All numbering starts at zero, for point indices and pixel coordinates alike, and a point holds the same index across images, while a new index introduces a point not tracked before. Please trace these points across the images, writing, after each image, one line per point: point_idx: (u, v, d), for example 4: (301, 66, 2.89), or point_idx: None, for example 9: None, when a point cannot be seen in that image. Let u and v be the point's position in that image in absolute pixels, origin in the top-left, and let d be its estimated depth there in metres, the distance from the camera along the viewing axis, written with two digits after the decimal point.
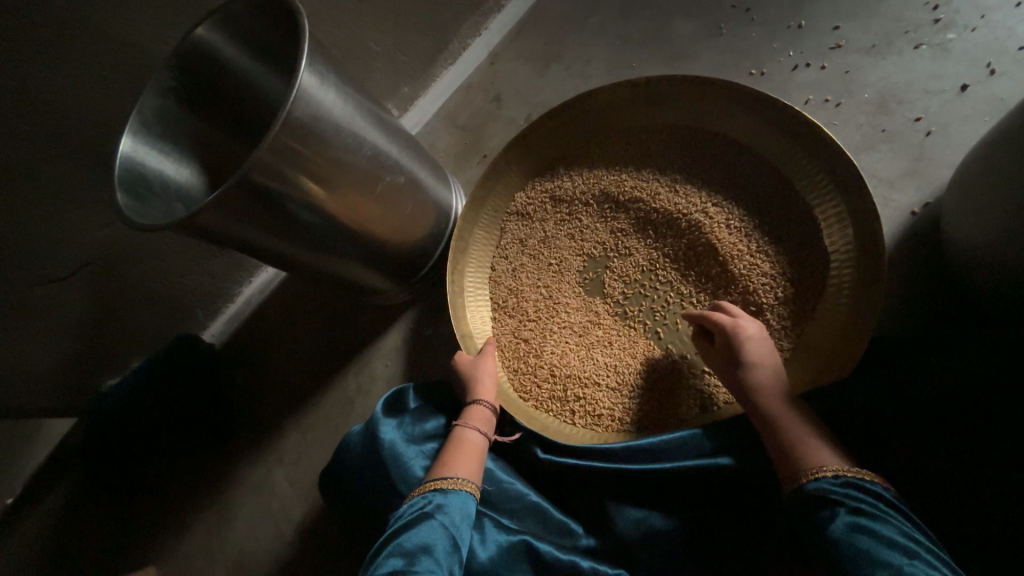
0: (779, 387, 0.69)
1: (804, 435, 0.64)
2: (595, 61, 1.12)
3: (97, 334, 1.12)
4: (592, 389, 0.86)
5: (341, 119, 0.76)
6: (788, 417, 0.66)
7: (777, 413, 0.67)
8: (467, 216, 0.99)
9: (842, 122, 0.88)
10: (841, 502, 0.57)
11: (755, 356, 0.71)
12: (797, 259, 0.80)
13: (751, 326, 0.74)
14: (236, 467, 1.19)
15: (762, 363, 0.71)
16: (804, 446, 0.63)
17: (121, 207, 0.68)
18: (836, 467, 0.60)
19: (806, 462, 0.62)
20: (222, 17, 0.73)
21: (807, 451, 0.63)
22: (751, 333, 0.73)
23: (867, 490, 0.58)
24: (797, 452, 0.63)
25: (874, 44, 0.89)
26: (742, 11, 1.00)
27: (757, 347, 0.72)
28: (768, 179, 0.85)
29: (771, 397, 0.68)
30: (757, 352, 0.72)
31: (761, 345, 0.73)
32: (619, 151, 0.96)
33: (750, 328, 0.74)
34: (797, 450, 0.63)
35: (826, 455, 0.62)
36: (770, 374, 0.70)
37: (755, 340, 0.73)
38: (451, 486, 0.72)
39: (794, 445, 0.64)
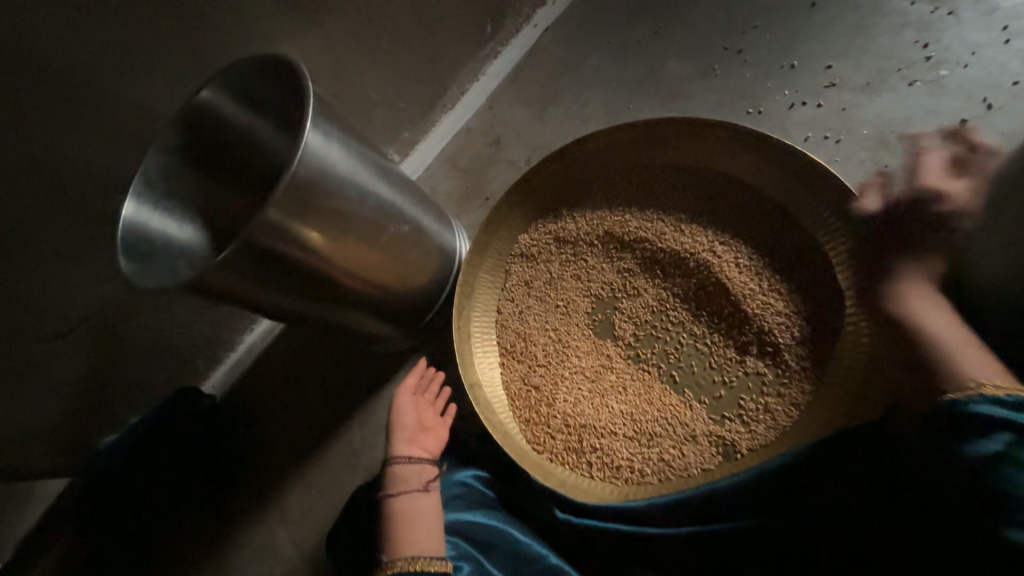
0: (913, 296, 0.67)
1: (954, 346, 0.62)
2: (592, 103, 1.14)
3: (94, 392, 1.09)
4: (609, 437, 0.83)
5: (346, 174, 0.76)
6: (933, 325, 0.65)
7: (923, 324, 0.65)
8: (472, 260, 0.97)
9: (844, 157, 0.88)
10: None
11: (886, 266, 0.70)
12: (811, 298, 0.80)
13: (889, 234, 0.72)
14: (237, 528, 1.15)
15: (905, 272, 0.69)
16: (950, 354, 0.62)
17: (126, 272, 0.68)
18: (991, 380, 0.58)
19: (954, 371, 0.61)
20: (226, 81, 0.73)
21: (958, 363, 0.61)
22: (888, 241, 0.71)
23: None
24: (948, 361, 0.62)
25: (868, 82, 0.91)
26: (734, 52, 1.03)
27: (880, 261, 0.71)
28: (775, 217, 0.85)
29: (919, 299, 0.67)
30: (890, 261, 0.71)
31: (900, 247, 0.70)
32: (622, 192, 0.96)
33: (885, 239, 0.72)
34: (945, 360, 0.62)
35: (977, 366, 0.60)
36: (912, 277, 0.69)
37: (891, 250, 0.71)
38: (398, 566, 0.75)
39: (947, 352, 0.62)
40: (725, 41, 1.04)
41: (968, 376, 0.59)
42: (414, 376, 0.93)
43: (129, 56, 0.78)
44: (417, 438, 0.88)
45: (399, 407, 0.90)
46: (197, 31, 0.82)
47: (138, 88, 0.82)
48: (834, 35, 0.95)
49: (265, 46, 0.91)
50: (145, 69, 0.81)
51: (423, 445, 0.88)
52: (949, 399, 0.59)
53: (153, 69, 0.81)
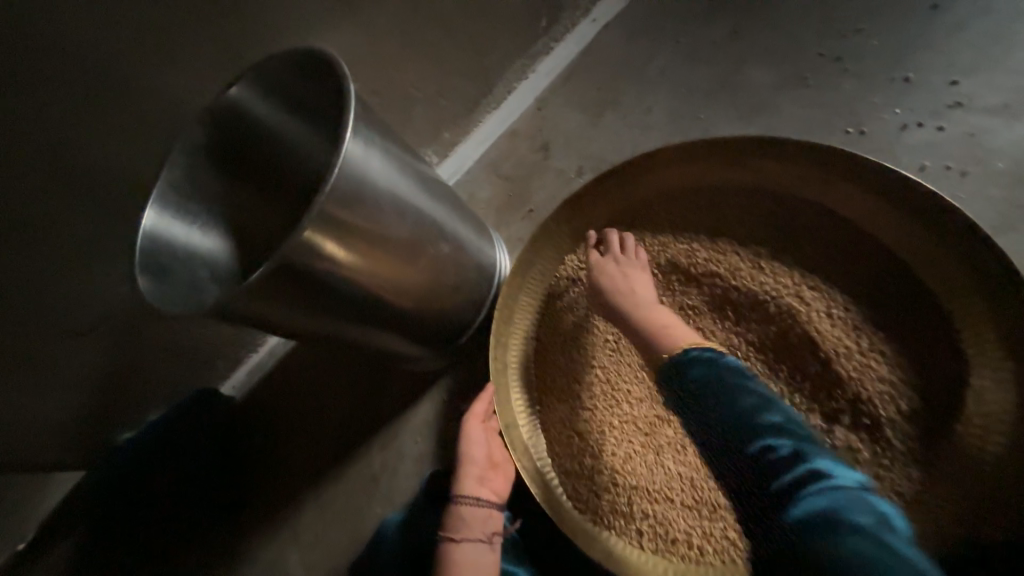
0: (649, 305, 0.77)
1: (670, 325, 0.74)
2: (656, 110, 1.02)
3: (110, 400, 1.00)
4: (657, 502, 0.74)
5: (386, 187, 0.67)
6: (665, 319, 0.75)
7: (656, 319, 0.75)
8: (512, 282, 0.86)
9: (970, 193, 0.75)
10: (723, 391, 0.62)
11: (641, 286, 0.79)
12: (920, 363, 0.67)
13: (613, 265, 0.82)
14: (248, 544, 1.09)
15: (642, 289, 0.79)
16: (663, 333, 0.73)
17: (143, 292, 0.60)
18: (695, 341, 0.70)
19: (664, 341, 0.72)
20: (256, 75, 0.65)
21: (667, 338, 0.72)
22: (626, 271, 0.81)
23: (707, 359, 0.66)
24: (662, 339, 0.72)
25: (1005, 103, 0.77)
26: (832, 60, 0.89)
27: (613, 284, 0.80)
28: (881, 262, 0.72)
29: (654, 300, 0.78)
30: (625, 285, 0.80)
31: (615, 274, 0.81)
32: (692, 216, 0.84)
33: (608, 270, 0.82)
34: (660, 337, 0.73)
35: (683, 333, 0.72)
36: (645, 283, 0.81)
37: (622, 276, 0.81)
38: None
39: (658, 333, 0.73)
40: (820, 46, 0.90)
41: (675, 345, 0.70)
42: (483, 403, 0.84)
43: (154, 43, 0.70)
44: (486, 477, 0.79)
45: (470, 436, 0.81)
46: (230, 18, 0.74)
47: (164, 78, 0.74)
48: (960, 46, 0.82)
49: (302, 35, 0.82)
50: (172, 57, 0.73)
51: (491, 486, 0.79)
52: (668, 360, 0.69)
53: (180, 57, 0.73)
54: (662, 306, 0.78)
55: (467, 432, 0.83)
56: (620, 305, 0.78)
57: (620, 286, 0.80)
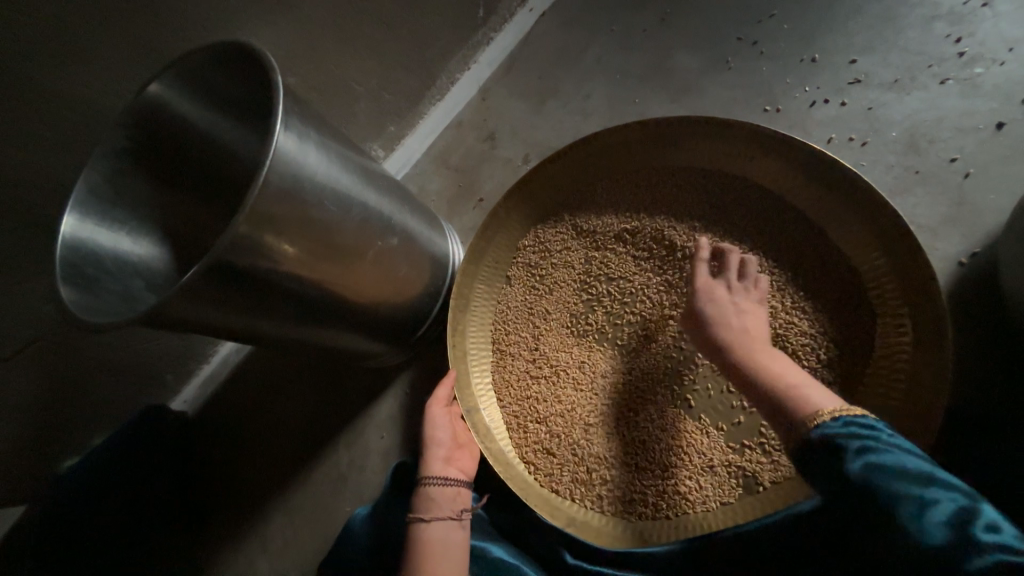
0: (756, 345, 0.68)
1: (796, 382, 0.60)
2: (594, 96, 1.05)
3: (49, 424, 0.93)
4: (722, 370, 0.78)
5: (327, 180, 0.66)
6: (774, 371, 0.63)
7: (777, 369, 0.63)
8: (467, 270, 0.88)
9: (870, 161, 0.83)
10: (886, 484, 0.45)
11: (748, 328, 0.71)
12: (838, 316, 0.74)
13: (727, 296, 0.74)
14: (214, 558, 1.06)
15: (756, 329, 0.71)
16: (798, 395, 0.58)
17: (68, 304, 0.57)
18: (839, 405, 0.55)
19: (794, 405, 0.57)
20: (178, 71, 0.62)
21: (802, 398, 0.58)
22: (747, 306, 0.73)
23: (870, 424, 0.51)
24: (795, 395, 0.58)
25: (896, 79, 0.85)
26: (749, 44, 0.95)
27: (725, 310, 0.72)
28: (799, 227, 0.79)
29: (760, 350, 0.67)
30: (749, 322, 0.71)
31: (727, 308, 0.73)
32: (631, 195, 0.88)
33: (720, 299, 0.73)
34: (795, 397, 0.58)
35: (819, 397, 0.57)
36: (763, 333, 0.71)
37: (732, 305, 0.73)
38: None
39: (789, 393, 0.59)
40: (739, 31, 0.97)
41: (812, 408, 0.55)
42: (445, 386, 0.82)
43: (67, 41, 0.66)
44: (453, 457, 0.79)
45: (433, 421, 0.81)
46: (147, 12, 0.71)
47: (78, 79, 0.69)
48: (858, 27, 0.89)
49: (228, 29, 0.79)
50: (86, 57, 0.69)
51: (459, 465, 0.79)
52: (807, 424, 0.54)
53: (96, 59, 0.70)
54: (773, 351, 0.68)
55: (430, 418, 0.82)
56: (729, 339, 0.70)
57: (747, 319, 0.71)
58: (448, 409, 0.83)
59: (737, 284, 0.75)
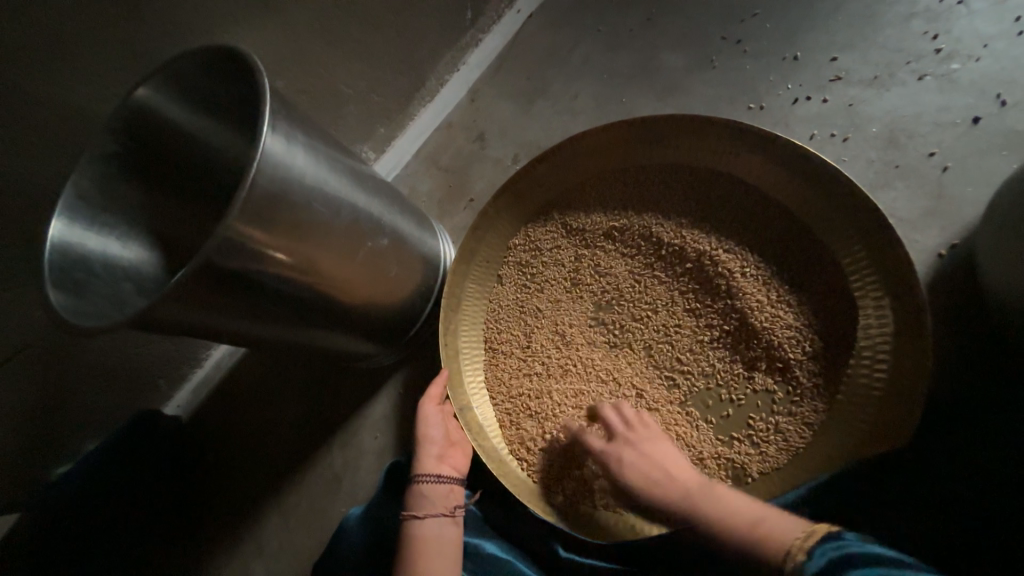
0: (697, 489, 0.67)
1: (759, 517, 0.60)
2: (582, 96, 1.06)
3: (40, 431, 0.93)
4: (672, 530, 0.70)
5: (315, 182, 0.66)
6: (734, 508, 0.62)
7: (731, 513, 0.62)
8: (458, 269, 0.89)
9: (851, 157, 0.85)
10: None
11: (668, 477, 0.69)
12: (822, 309, 0.76)
13: (631, 449, 0.72)
14: (209, 562, 1.06)
15: (682, 472, 0.69)
16: (765, 538, 0.57)
17: (57, 308, 0.57)
18: (802, 533, 0.55)
19: (768, 547, 0.56)
20: (166, 75, 0.63)
21: (769, 534, 0.57)
22: (645, 449, 0.72)
23: (839, 547, 0.51)
24: (765, 538, 0.57)
25: (876, 76, 0.87)
26: (733, 42, 0.97)
27: (633, 464, 0.71)
28: (783, 223, 0.80)
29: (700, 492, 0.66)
30: (651, 469, 0.70)
31: (636, 466, 0.71)
32: (619, 193, 0.89)
33: (630, 451, 0.72)
34: (757, 537, 0.58)
35: (779, 530, 0.57)
36: (684, 477, 0.69)
37: (637, 448, 0.72)
38: None
39: (754, 541, 0.58)
40: (723, 30, 0.98)
41: (782, 547, 0.55)
42: (438, 384, 0.83)
43: (55, 46, 0.67)
44: (446, 455, 0.80)
45: (425, 419, 0.81)
46: (133, 16, 0.71)
47: (66, 84, 0.70)
48: (839, 25, 0.91)
49: (217, 33, 0.80)
50: (73, 62, 0.69)
51: (452, 462, 0.79)
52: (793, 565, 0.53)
53: (83, 63, 0.70)
54: (718, 486, 0.67)
55: (423, 417, 0.83)
56: (659, 495, 0.68)
57: (646, 469, 0.70)
58: (441, 407, 0.83)
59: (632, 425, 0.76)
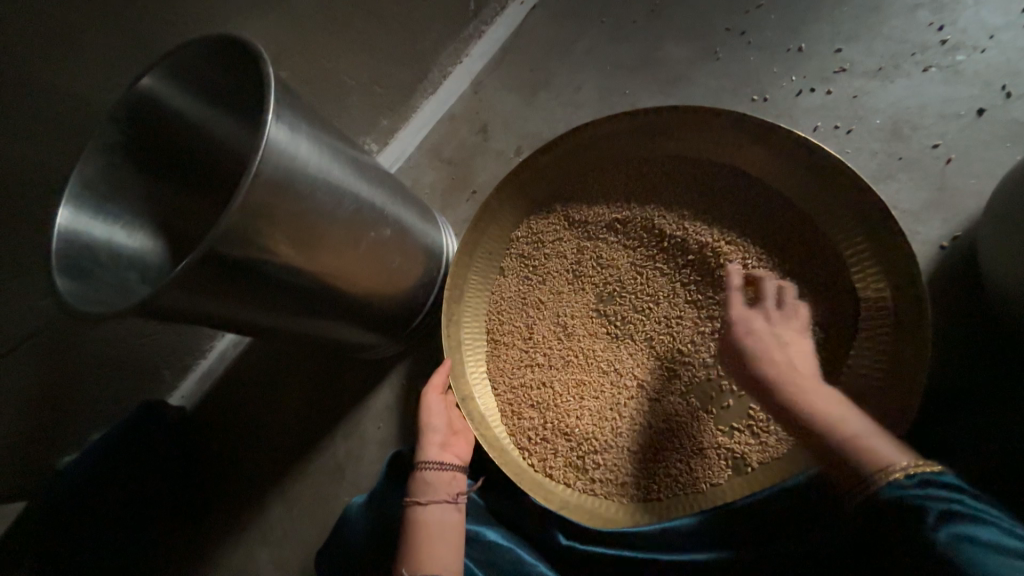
0: (813, 377, 0.64)
1: (870, 432, 0.57)
2: (585, 88, 1.06)
3: (47, 420, 0.94)
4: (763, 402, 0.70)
5: (319, 171, 0.66)
6: (841, 404, 0.61)
7: (845, 409, 0.60)
8: (460, 261, 0.89)
9: (855, 148, 0.84)
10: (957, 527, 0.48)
11: (796, 361, 0.65)
12: (823, 300, 0.76)
13: (766, 321, 0.70)
14: (214, 550, 1.07)
15: (805, 357, 0.66)
16: (866, 449, 0.56)
17: (65, 296, 0.58)
18: (911, 463, 0.54)
19: (869, 456, 0.55)
20: (170, 64, 0.63)
21: (875, 451, 0.55)
22: (779, 328, 0.69)
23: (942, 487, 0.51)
24: (867, 450, 0.56)
25: (880, 67, 0.87)
26: (738, 34, 0.96)
27: (766, 343, 0.67)
28: (785, 214, 0.80)
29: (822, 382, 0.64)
30: (793, 350, 0.66)
31: (769, 341, 0.68)
32: (621, 184, 0.89)
33: (758, 323, 0.70)
34: (859, 448, 0.56)
35: (886, 449, 0.56)
36: (808, 362, 0.66)
37: (774, 329, 0.69)
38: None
39: (857, 448, 0.56)
40: (727, 21, 0.98)
41: (884, 464, 0.54)
42: (440, 374, 0.83)
43: (59, 36, 0.67)
44: (449, 443, 0.80)
45: (428, 408, 0.82)
46: (137, 7, 0.71)
47: (70, 74, 0.70)
48: (844, 16, 0.90)
49: (220, 23, 0.80)
50: (78, 52, 0.69)
51: (454, 450, 0.80)
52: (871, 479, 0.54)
53: (87, 53, 0.70)
54: (826, 384, 0.65)
55: (426, 406, 0.83)
56: (782, 361, 0.65)
57: (789, 351, 0.66)
58: (444, 397, 0.84)
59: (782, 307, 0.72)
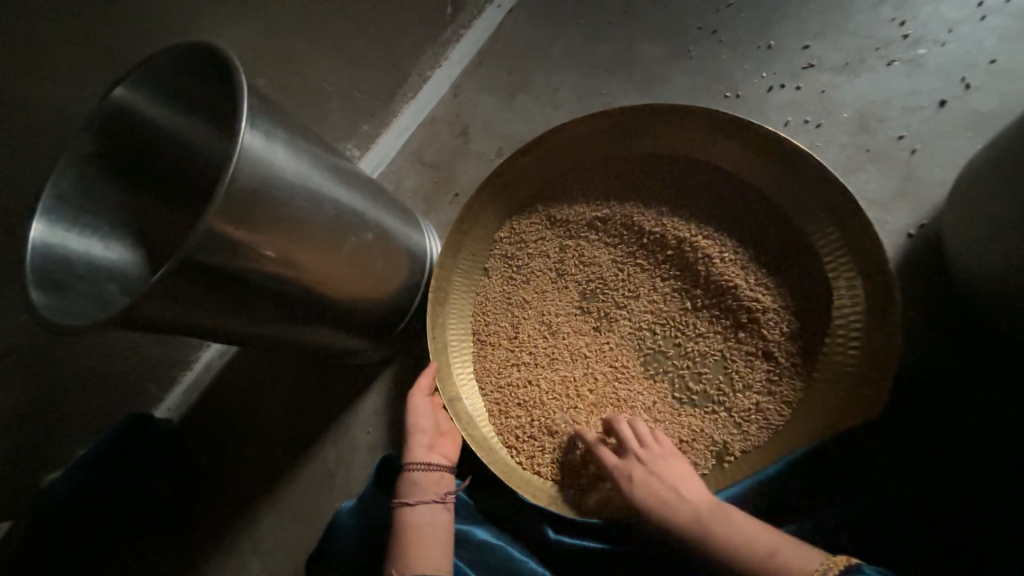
0: (710, 509, 0.65)
1: (775, 545, 0.60)
2: (564, 88, 1.07)
3: (29, 437, 0.92)
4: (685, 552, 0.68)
5: (297, 177, 0.66)
6: (744, 529, 0.62)
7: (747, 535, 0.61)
8: (444, 263, 0.90)
9: (825, 142, 0.87)
10: None
11: (683, 508, 0.66)
12: (798, 290, 0.78)
13: (643, 468, 0.71)
14: (205, 562, 1.06)
15: (693, 492, 0.67)
16: (780, 567, 0.58)
17: (40, 309, 0.58)
18: (823, 563, 0.57)
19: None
20: (143, 74, 0.63)
21: (787, 567, 0.58)
22: (656, 469, 0.70)
23: None
24: (784, 570, 0.58)
25: (847, 62, 0.89)
26: (709, 33, 0.98)
27: (647, 490, 0.69)
28: (759, 208, 0.82)
29: (718, 512, 0.64)
30: (666, 490, 0.68)
31: (649, 483, 0.69)
32: (600, 183, 0.90)
33: (638, 472, 0.71)
34: (776, 567, 0.58)
35: (800, 560, 0.58)
36: (694, 497, 0.67)
37: (655, 474, 0.70)
38: None
39: (770, 567, 0.58)
40: (699, 20, 1.00)
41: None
42: (427, 376, 0.84)
43: (28, 48, 0.66)
44: (436, 444, 0.81)
45: (415, 409, 0.82)
46: (109, 17, 0.71)
47: (42, 86, 0.69)
48: (811, 14, 0.93)
49: (194, 32, 0.80)
50: (49, 64, 0.69)
51: (442, 450, 0.81)
52: None
53: (59, 64, 0.69)
54: (726, 506, 0.65)
55: (413, 409, 0.84)
56: (670, 510, 0.66)
57: (660, 492, 0.68)
58: (431, 399, 0.84)
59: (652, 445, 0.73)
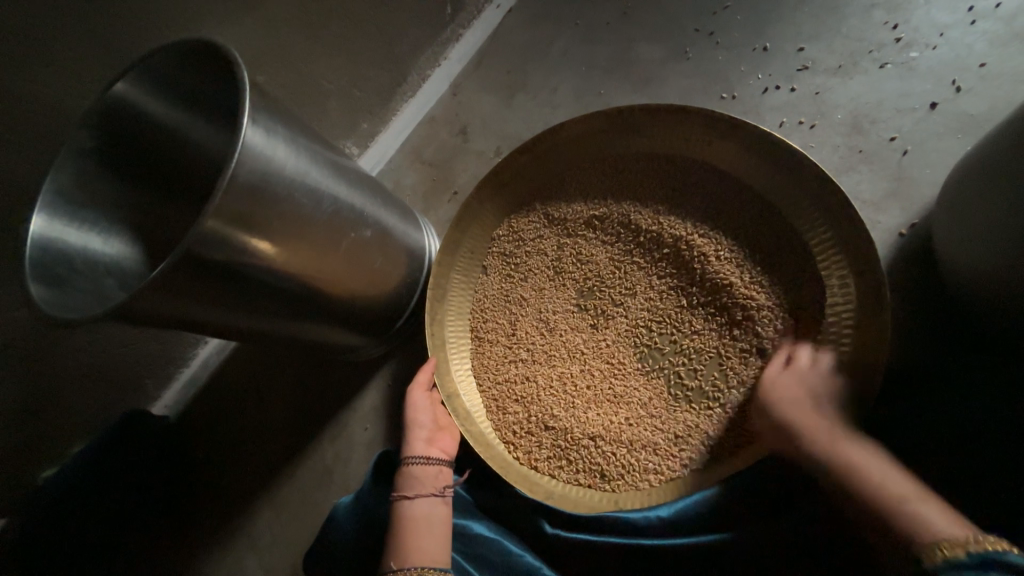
0: (847, 441, 0.66)
1: (908, 496, 0.59)
2: (562, 88, 1.08)
3: (26, 432, 0.92)
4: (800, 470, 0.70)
5: (296, 173, 0.67)
6: (879, 465, 0.63)
7: (879, 474, 0.62)
8: (442, 260, 0.90)
9: (819, 143, 0.88)
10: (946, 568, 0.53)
11: (820, 420, 0.68)
12: (791, 289, 0.79)
13: (798, 376, 0.72)
14: (203, 559, 1.06)
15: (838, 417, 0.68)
16: (912, 513, 0.58)
17: (39, 304, 0.58)
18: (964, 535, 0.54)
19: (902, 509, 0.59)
20: (145, 70, 0.63)
21: (919, 521, 0.57)
22: (810, 384, 0.71)
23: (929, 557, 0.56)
24: (915, 519, 0.57)
25: (841, 65, 0.91)
26: (706, 34, 0.99)
27: (793, 398, 0.70)
28: (755, 207, 0.83)
29: (857, 450, 0.65)
30: (814, 404, 0.69)
31: (804, 393, 0.70)
32: (597, 182, 0.91)
33: (791, 377, 0.72)
34: (902, 516, 0.58)
35: (934, 520, 0.56)
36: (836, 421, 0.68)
37: (805, 385, 0.71)
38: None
39: (898, 509, 0.59)
40: (696, 22, 1.01)
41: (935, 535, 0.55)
42: (426, 372, 0.84)
43: (30, 44, 0.66)
44: (435, 438, 0.81)
45: (413, 404, 0.83)
46: (109, 14, 0.71)
47: (43, 82, 0.70)
48: (806, 16, 0.94)
49: (195, 29, 0.80)
50: (49, 59, 0.69)
51: (441, 445, 0.81)
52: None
53: (59, 61, 0.70)
54: (863, 444, 0.65)
55: (412, 404, 0.84)
56: (817, 422, 0.68)
57: (807, 404, 0.69)
58: (429, 394, 0.85)
59: (818, 363, 0.72)
